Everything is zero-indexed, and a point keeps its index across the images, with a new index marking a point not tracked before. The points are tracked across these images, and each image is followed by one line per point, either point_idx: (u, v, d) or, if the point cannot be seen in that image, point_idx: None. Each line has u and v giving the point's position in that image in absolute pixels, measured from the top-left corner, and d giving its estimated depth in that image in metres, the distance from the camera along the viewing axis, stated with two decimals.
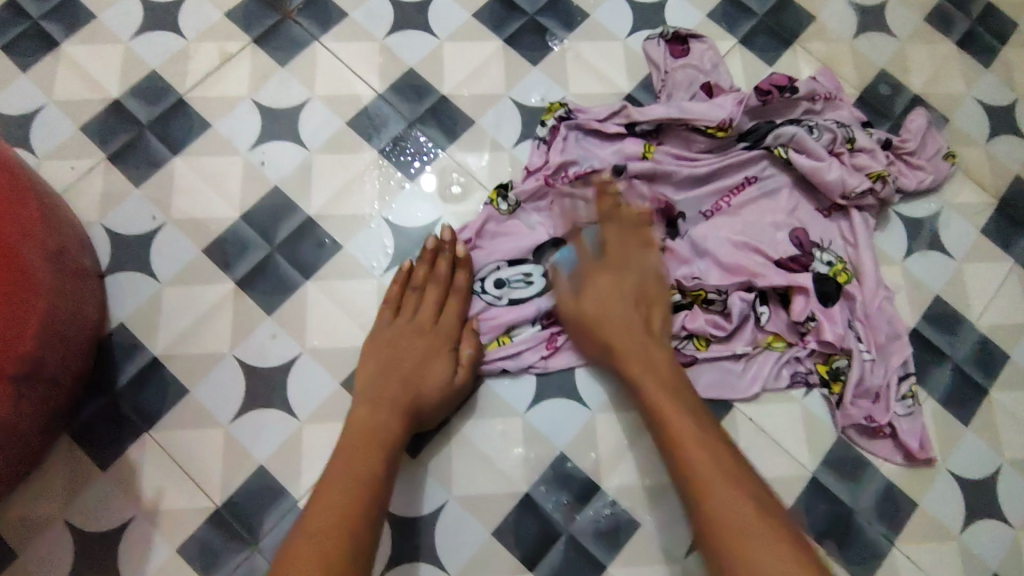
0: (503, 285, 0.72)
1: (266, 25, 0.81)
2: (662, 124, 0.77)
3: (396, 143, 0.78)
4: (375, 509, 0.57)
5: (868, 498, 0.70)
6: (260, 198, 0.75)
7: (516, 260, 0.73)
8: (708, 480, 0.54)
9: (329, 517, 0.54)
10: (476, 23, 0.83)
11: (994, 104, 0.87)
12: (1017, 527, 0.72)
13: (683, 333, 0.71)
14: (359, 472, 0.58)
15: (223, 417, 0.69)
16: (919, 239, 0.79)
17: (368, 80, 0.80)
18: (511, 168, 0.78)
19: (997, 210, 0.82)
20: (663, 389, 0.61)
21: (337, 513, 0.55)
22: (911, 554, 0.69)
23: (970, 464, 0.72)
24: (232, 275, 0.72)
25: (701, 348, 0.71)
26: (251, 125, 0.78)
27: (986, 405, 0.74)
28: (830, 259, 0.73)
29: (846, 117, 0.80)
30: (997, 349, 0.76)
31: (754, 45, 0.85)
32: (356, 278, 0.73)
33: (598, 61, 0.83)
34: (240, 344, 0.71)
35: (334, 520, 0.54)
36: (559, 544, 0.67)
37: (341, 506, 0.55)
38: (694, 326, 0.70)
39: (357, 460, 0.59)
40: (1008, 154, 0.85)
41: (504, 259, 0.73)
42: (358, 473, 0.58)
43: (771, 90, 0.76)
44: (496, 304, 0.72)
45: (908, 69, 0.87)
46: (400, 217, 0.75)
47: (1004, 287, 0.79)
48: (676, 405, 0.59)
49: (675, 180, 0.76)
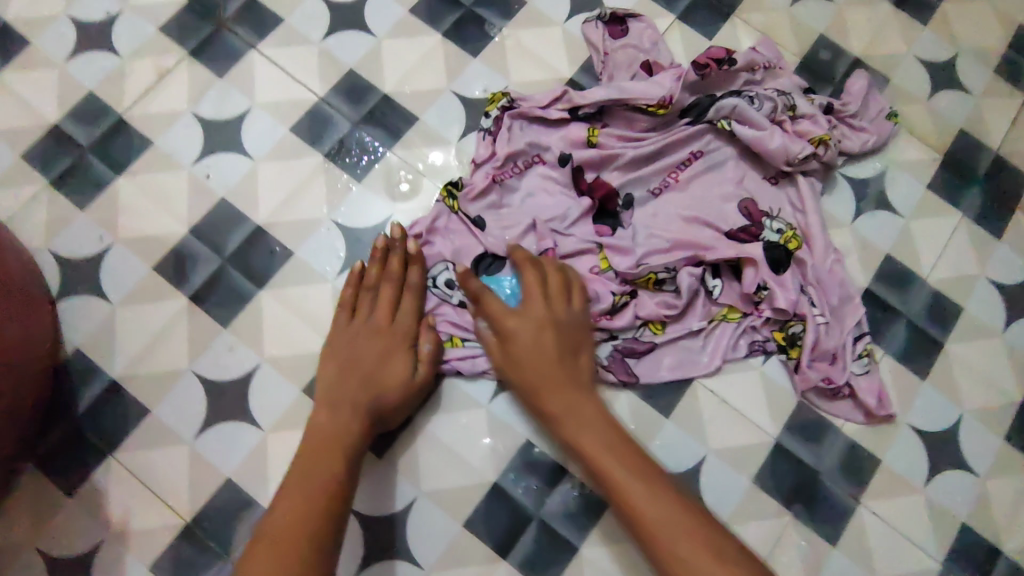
0: (452, 285, 0.72)
1: (201, 37, 0.81)
2: (605, 107, 0.77)
3: (341, 144, 0.77)
4: (335, 510, 0.57)
5: (832, 459, 0.71)
6: (207, 211, 0.74)
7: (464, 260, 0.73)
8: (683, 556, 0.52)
9: (286, 524, 0.55)
10: (413, 18, 0.83)
11: (934, 60, 0.88)
12: (981, 475, 0.73)
13: (637, 321, 0.71)
14: (318, 478, 0.59)
15: (186, 433, 0.69)
16: (866, 200, 0.80)
17: (308, 84, 0.79)
18: (457, 161, 0.78)
19: (942, 166, 0.83)
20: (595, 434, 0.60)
21: (294, 519, 0.56)
22: (877, 510, 0.71)
23: (930, 417, 0.74)
24: (184, 290, 0.72)
25: (658, 333, 0.72)
26: (193, 139, 0.77)
27: (942, 358, 0.76)
28: (780, 227, 0.74)
29: (786, 85, 0.80)
30: (950, 302, 0.78)
31: (693, 21, 0.85)
32: (310, 284, 0.73)
33: (538, 48, 0.83)
34: (198, 359, 0.70)
35: (291, 526, 0.55)
36: (531, 529, 0.67)
37: (300, 512, 0.56)
38: (646, 313, 0.71)
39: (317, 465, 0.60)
40: (951, 109, 0.86)
41: (452, 258, 0.73)
42: (317, 477, 0.59)
43: (708, 65, 0.76)
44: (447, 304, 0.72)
45: (847, 32, 0.87)
46: (349, 219, 0.75)
47: (953, 241, 0.80)
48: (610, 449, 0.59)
49: (622, 160, 0.76)
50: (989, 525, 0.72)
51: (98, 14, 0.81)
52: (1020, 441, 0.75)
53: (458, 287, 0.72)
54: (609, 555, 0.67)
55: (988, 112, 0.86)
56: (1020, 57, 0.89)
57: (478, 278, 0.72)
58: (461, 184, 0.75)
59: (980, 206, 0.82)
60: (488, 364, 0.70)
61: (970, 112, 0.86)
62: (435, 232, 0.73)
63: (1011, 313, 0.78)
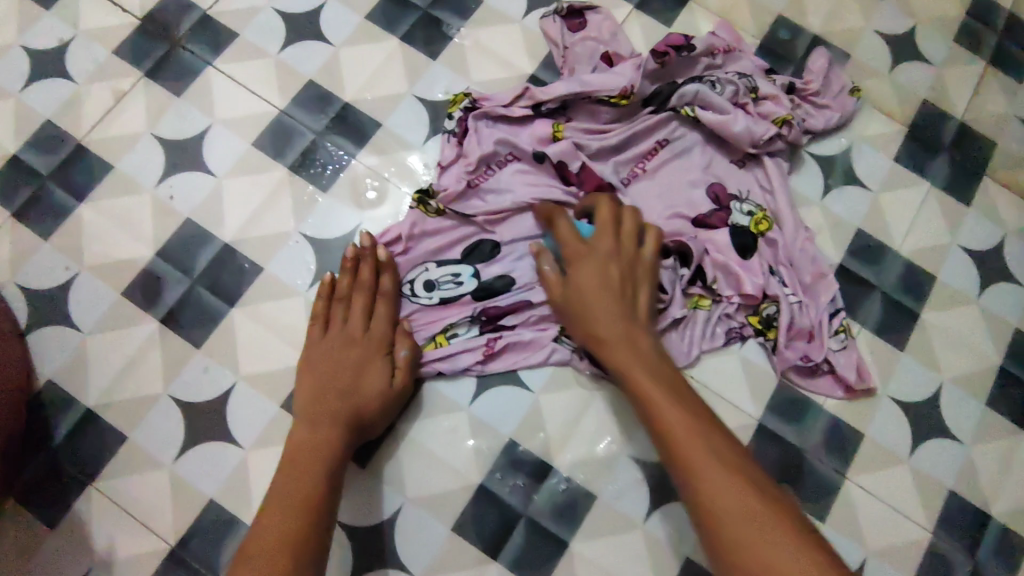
0: (432, 286, 0.72)
1: (157, 57, 0.80)
2: (567, 101, 0.77)
3: (305, 156, 0.77)
4: (316, 528, 0.58)
5: (816, 437, 0.71)
6: (173, 232, 0.74)
7: (444, 261, 0.73)
8: (715, 508, 0.51)
9: (267, 545, 0.56)
10: (369, 24, 0.82)
11: (893, 32, 0.87)
12: (964, 442, 0.74)
13: None
14: (297, 493, 0.59)
15: (165, 457, 0.68)
16: (834, 176, 0.80)
17: (267, 97, 0.79)
18: (423, 164, 0.77)
19: (907, 137, 0.83)
20: (663, 395, 0.59)
21: (279, 540, 0.56)
22: (864, 484, 0.71)
23: (911, 388, 0.74)
24: (155, 314, 0.71)
25: None
26: (154, 160, 0.76)
27: (920, 328, 0.76)
28: (749, 209, 0.74)
29: (747, 68, 0.80)
30: (924, 272, 0.78)
31: (651, 9, 0.85)
32: (282, 299, 0.72)
33: (497, 46, 0.82)
34: (172, 382, 0.70)
35: (273, 547, 0.55)
36: (520, 528, 0.67)
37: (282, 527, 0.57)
38: None
39: (298, 480, 0.60)
40: (913, 80, 0.86)
41: (432, 259, 0.73)
42: (297, 496, 0.59)
43: (667, 52, 0.76)
44: (427, 305, 0.71)
45: (805, 10, 0.87)
46: (318, 231, 0.74)
47: (923, 211, 0.80)
48: (681, 416, 0.57)
49: (590, 154, 0.76)
50: (976, 491, 0.73)
51: (51, 41, 0.80)
52: (1000, 405, 0.75)
53: (440, 287, 0.72)
54: (600, 549, 0.67)
55: (950, 82, 0.86)
56: (977, 25, 0.89)
57: (462, 274, 0.72)
58: (433, 190, 0.73)
59: (947, 175, 0.82)
60: (469, 366, 0.70)
61: (932, 82, 0.86)
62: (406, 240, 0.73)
63: (985, 279, 0.79)
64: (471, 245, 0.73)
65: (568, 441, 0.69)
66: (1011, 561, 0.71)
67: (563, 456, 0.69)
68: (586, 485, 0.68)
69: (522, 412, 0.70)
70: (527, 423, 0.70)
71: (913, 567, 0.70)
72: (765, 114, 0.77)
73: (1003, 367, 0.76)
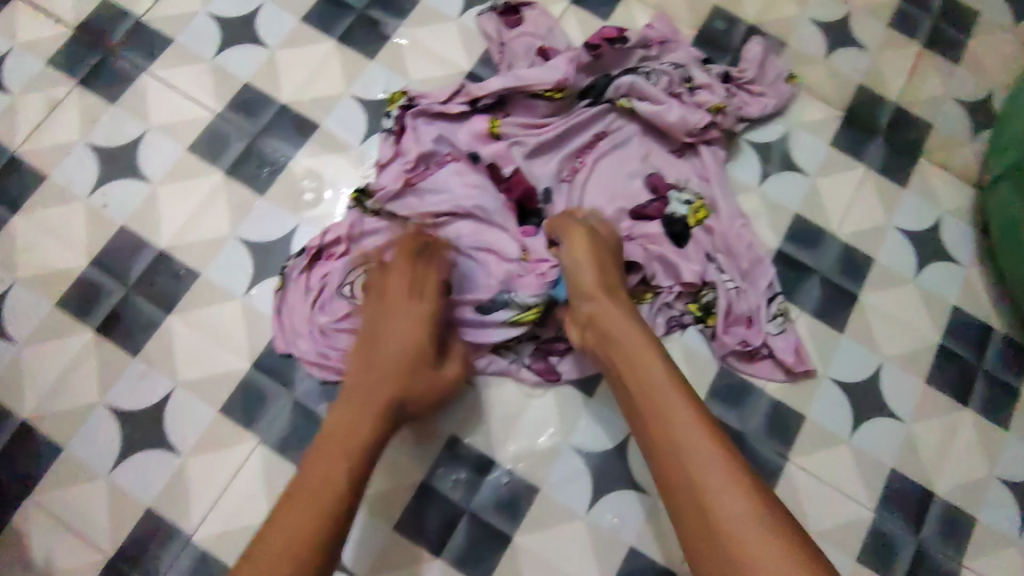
0: None
1: (91, 65, 0.79)
2: (503, 96, 0.76)
3: (242, 159, 0.76)
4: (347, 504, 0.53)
5: (757, 420, 0.72)
6: (108, 241, 0.73)
7: None
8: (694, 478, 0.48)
9: (291, 525, 0.50)
10: (305, 26, 0.82)
11: (829, 19, 0.88)
12: (905, 421, 0.74)
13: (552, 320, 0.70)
14: (336, 482, 0.53)
15: (103, 466, 0.67)
16: (771, 162, 0.81)
17: (203, 102, 0.78)
18: (361, 164, 0.77)
19: (844, 121, 0.84)
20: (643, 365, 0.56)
21: (310, 509, 0.51)
22: (805, 465, 0.72)
23: (850, 369, 0.75)
24: (90, 323, 0.71)
25: None
26: (89, 168, 0.76)
27: (858, 310, 0.77)
28: (688, 198, 0.75)
29: (682, 57, 0.80)
30: (861, 254, 0.79)
31: (588, 3, 0.85)
32: (219, 304, 0.72)
33: (434, 44, 0.82)
34: (109, 390, 0.69)
35: (297, 525, 0.50)
36: (463, 524, 0.68)
37: (306, 513, 0.51)
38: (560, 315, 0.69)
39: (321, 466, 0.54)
40: (849, 65, 0.86)
41: (373, 260, 0.71)
42: (335, 467, 0.54)
43: (600, 45, 0.76)
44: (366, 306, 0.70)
45: (740, 0, 0.88)
46: (255, 234, 0.74)
47: (860, 194, 0.81)
48: (663, 384, 0.54)
49: (528, 148, 0.75)
50: (917, 468, 0.74)
51: None
52: (939, 382, 0.76)
53: None
54: (543, 540, 0.68)
55: (886, 66, 0.87)
56: (912, 9, 0.90)
57: None
58: (370, 189, 0.73)
59: (884, 158, 0.83)
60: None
61: (868, 67, 0.87)
62: (344, 241, 0.72)
63: (922, 260, 0.80)
64: None
65: (512, 433, 0.70)
66: (953, 536, 0.72)
67: (506, 448, 0.70)
68: (528, 479, 0.69)
69: (464, 409, 0.70)
70: (469, 420, 0.70)
71: (855, 545, 0.71)
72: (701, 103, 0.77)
73: (941, 346, 0.77)
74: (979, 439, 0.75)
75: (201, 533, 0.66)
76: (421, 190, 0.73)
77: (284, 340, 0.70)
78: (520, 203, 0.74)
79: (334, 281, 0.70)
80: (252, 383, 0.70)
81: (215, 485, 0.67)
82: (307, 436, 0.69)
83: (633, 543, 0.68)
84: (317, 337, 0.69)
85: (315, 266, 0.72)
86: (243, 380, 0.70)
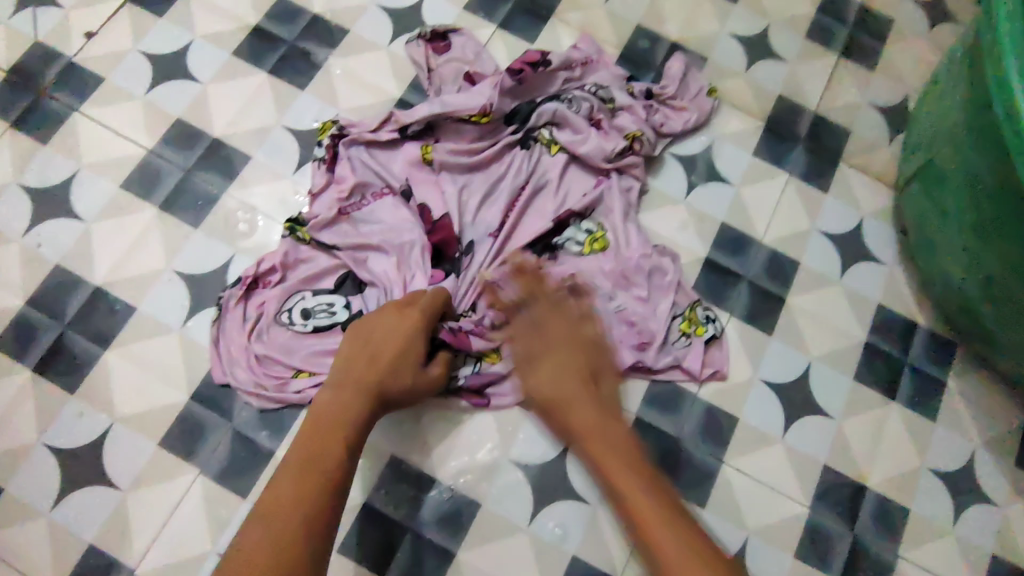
0: (308, 314, 0.71)
1: (22, 107, 0.80)
2: (432, 122, 0.77)
3: (175, 193, 0.77)
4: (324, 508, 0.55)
5: (691, 425, 0.74)
6: (42, 280, 0.74)
7: (319, 289, 0.72)
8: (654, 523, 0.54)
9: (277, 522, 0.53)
10: (237, 60, 0.83)
11: (748, 34, 0.92)
12: (836, 418, 0.77)
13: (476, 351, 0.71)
14: (299, 498, 0.54)
15: (42, 506, 0.67)
16: (696, 174, 0.84)
17: (136, 139, 0.79)
18: (294, 193, 0.78)
19: (766, 131, 0.87)
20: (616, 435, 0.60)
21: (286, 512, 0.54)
22: (740, 466, 0.74)
23: (780, 370, 0.77)
24: (26, 363, 0.71)
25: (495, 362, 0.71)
26: (22, 209, 0.76)
27: (785, 312, 0.80)
28: (588, 228, 0.76)
29: (603, 79, 0.82)
30: (787, 259, 0.82)
31: (513, 28, 0.88)
32: (156, 337, 0.72)
33: (364, 72, 0.84)
34: (47, 430, 0.69)
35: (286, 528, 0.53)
36: (406, 543, 0.68)
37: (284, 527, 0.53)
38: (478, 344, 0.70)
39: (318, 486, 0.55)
40: (768, 77, 0.90)
41: (308, 287, 0.72)
42: (313, 476, 0.56)
43: (523, 69, 0.78)
44: (301, 334, 0.70)
45: (662, 19, 0.91)
46: (190, 267, 0.75)
47: (784, 200, 0.84)
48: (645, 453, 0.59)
49: (458, 174, 0.77)
50: (851, 463, 0.76)
51: None
52: (868, 379, 0.78)
53: (315, 316, 0.71)
54: (486, 556, 0.69)
55: (805, 76, 0.90)
56: (829, 20, 0.93)
57: (336, 304, 0.72)
58: (304, 218, 0.74)
59: (805, 164, 0.86)
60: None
61: (787, 78, 0.90)
62: (269, 276, 0.73)
63: (846, 261, 0.82)
64: (340, 277, 0.73)
65: (450, 450, 0.71)
66: (888, 529, 0.74)
67: (445, 465, 0.71)
68: (470, 495, 0.70)
69: (404, 429, 0.71)
70: (409, 441, 0.71)
71: (793, 541, 0.72)
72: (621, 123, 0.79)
73: (868, 343, 0.80)
74: (909, 432, 0.77)
75: (143, 568, 0.66)
76: (354, 219, 0.75)
77: (221, 371, 0.71)
78: (439, 248, 0.73)
79: (270, 311, 0.71)
80: (191, 414, 0.70)
81: (157, 519, 0.68)
82: (247, 464, 0.69)
83: (575, 553, 0.69)
84: (254, 365, 0.70)
85: (250, 296, 0.72)
86: (182, 412, 0.70)
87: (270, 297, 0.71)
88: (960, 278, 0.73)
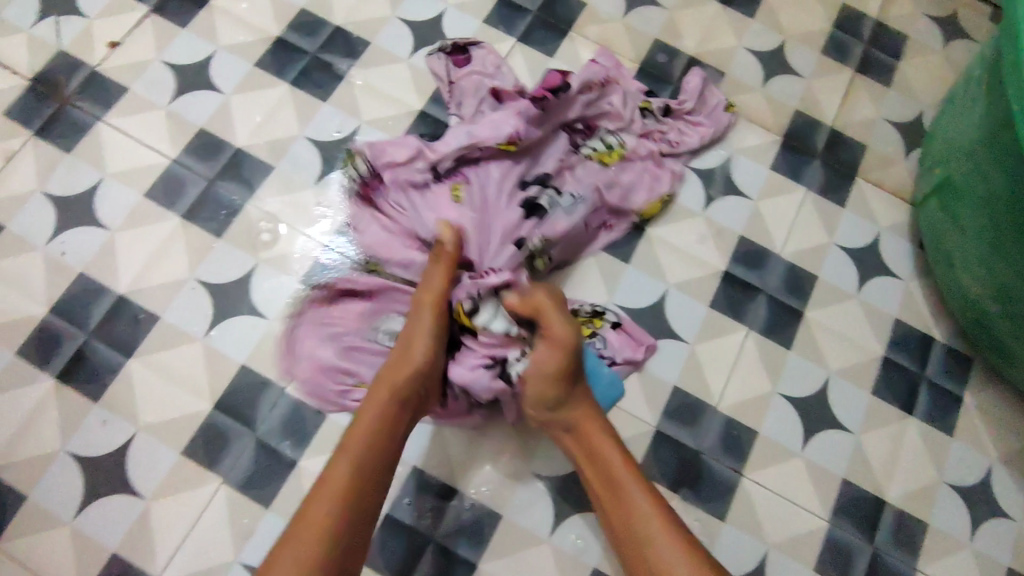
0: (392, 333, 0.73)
1: (46, 115, 0.80)
2: (460, 155, 0.74)
3: (199, 203, 0.78)
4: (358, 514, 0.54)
5: (711, 439, 0.75)
6: (65, 288, 0.74)
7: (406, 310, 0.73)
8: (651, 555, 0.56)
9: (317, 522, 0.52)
10: (260, 71, 0.84)
11: (765, 49, 0.93)
12: (854, 432, 0.77)
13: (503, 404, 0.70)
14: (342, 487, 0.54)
15: (65, 514, 0.67)
16: (715, 187, 0.84)
17: (160, 148, 0.80)
18: (317, 203, 0.79)
19: (783, 145, 0.88)
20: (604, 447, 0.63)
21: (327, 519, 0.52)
22: (759, 479, 0.74)
23: (799, 384, 0.78)
24: (49, 371, 0.71)
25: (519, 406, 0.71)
26: (46, 217, 0.76)
27: (804, 325, 0.80)
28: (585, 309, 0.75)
29: (623, 101, 0.81)
30: (806, 273, 0.82)
31: (533, 41, 0.89)
32: (177, 347, 0.73)
33: (385, 84, 0.85)
34: (70, 438, 0.69)
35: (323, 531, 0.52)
36: (428, 554, 0.68)
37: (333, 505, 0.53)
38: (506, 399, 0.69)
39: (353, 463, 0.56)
40: (785, 92, 0.90)
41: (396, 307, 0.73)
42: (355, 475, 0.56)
43: (545, 96, 0.76)
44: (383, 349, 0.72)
45: (680, 34, 0.92)
46: (213, 276, 0.75)
47: (802, 215, 0.84)
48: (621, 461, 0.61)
49: (481, 204, 0.73)
50: (870, 477, 0.76)
51: None
52: (886, 393, 0.79)
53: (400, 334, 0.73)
54: (507, 568, 0.69)
55: (821, 91, 0.91)
56: (844, 36, 0.94)
57: None
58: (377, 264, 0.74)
59: (822, 178, 0.87)
60: None
61: (803, 93, 0.91)
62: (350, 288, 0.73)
63: (863, 275, 0.83)
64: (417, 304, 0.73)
65: (472, 460, 0.71)
66: (907, 543, 0.74)
67: (467, 475, 0.71)
68: (492, 506, 0.70)
69: (427, 439, 0.72)
70: (430, 451, 0.71)
71: (812, 555, 0.73)
72: (633, 153, 0.81)
73: (885, 357, 0.80)
74: (927, 447, 0.77)
75: None
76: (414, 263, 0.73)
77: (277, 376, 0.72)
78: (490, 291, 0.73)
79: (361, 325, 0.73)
80: (214, 424, 0.71)
81: (180, 528, 0.68)
82: (270, 474, 0.70)
83: (597, 567, 0.69)
84: (321, 370, 0.71)
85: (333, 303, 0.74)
86: (204, 421, 0.71)
87: (364, 311, 0.73)
88: (976, 293, 0.73)
